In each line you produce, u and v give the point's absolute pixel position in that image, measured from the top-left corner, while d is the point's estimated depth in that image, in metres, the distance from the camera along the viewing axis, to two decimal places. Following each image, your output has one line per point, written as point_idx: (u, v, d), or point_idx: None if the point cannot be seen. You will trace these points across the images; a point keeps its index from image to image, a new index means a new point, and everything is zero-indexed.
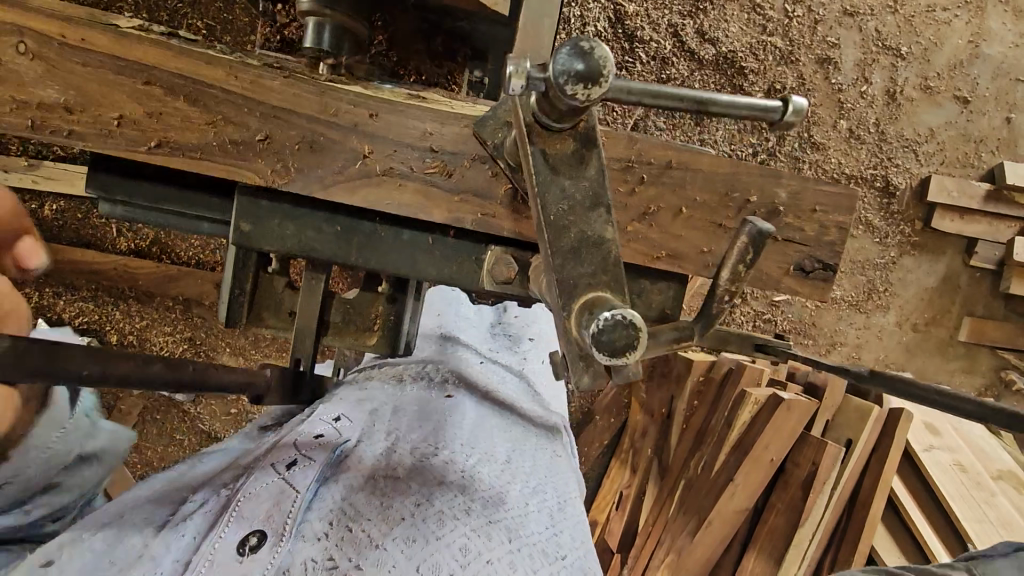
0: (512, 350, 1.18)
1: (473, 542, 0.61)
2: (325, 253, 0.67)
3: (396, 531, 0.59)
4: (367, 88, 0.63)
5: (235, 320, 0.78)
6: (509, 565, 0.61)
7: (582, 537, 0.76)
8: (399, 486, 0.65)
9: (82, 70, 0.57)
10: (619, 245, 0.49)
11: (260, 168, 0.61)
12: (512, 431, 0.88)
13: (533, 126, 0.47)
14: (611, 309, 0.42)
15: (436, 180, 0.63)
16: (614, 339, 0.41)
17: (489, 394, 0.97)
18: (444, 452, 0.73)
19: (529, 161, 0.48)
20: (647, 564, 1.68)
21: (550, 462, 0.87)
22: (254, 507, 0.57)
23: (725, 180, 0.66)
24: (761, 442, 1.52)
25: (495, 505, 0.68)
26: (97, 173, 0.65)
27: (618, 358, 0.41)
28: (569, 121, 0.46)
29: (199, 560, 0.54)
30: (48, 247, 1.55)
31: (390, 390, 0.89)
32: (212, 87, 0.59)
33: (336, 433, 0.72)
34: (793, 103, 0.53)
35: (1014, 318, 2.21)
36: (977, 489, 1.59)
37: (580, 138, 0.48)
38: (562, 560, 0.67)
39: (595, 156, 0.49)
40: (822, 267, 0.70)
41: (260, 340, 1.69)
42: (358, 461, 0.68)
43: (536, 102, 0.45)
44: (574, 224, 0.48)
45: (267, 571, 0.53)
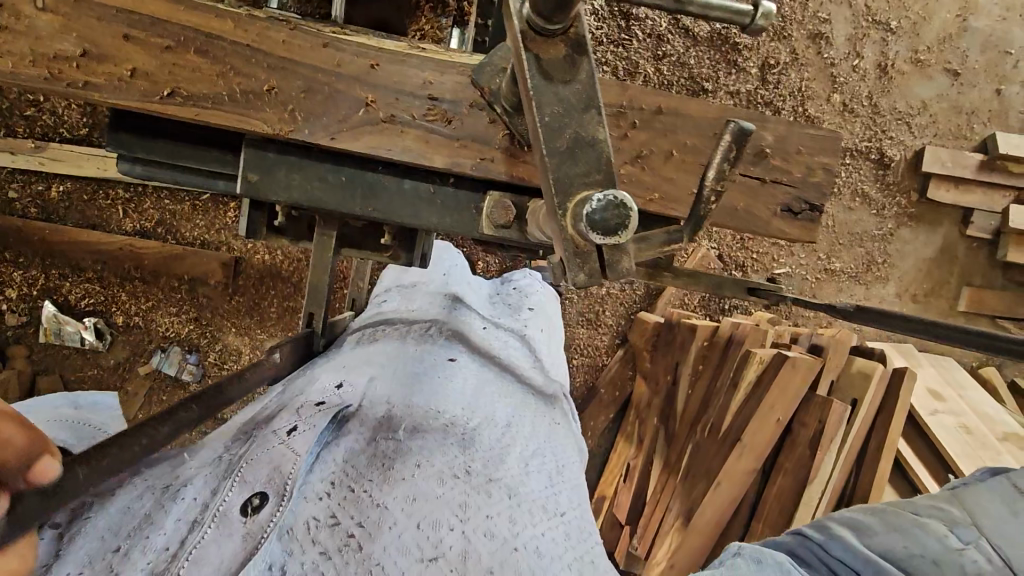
0: (512, 317, 1.19)
1: (472, 500, 0.63)
2: (331, 202, 0.69)
3: (396, 490, 0.61)
4: (370, 40, 0.66)
5: (254, 233, 0.79)
6: (508, 520, 0.63)
7: (579, 499, 0.80)
8: (399, 446, 0.67)
9: (98, 25, 0.60)
10: (612, 145, 0.49)
11: (267, 118, 0.63)
12: (512, 395, 0.90)
13: (527, 31, 0.48)
14: (603, 193, 0.46)
15: (436, 126, 0.66)
16: (607, 218, 0.45)
17: (490, 359, 0.98)
18: (444, 414, 0.75)
19: (522, 66, 0.49)
20: (656, 531, 1.71)
21: (550, 428, 0.89)
22: (255, 471, 0.57)
23: (713, 124, 0.69)
24: (764, 404, 1.54)
25: (495, 464, 0.70)
26: (114, 131, 0.67)
27: (611, 236, 0.45)
28: (560, 22, 0.47)
29: (202, 520, 0.54)
30: (54, 227, 1.58)
31: (391, 350, 0.91)
32: (221, 39, 0.62)
33: (337, 398, 0.73)
34: (764, 8, 0.55)
35: (1012, 287, 2.22)
36: (983, 449, 1.62)
37: (572, 43, 0.50)
38: (559, 515, 0.70)
39: (586, 60, 0.50)
40: (809, 209, 0.72)
41: (265, 320, 1.72)
42: (360, 423, 0.70)
43: (529, 5, 0.47)
44: (568, 126, 0.49)
45: (269, 530, 0.54)
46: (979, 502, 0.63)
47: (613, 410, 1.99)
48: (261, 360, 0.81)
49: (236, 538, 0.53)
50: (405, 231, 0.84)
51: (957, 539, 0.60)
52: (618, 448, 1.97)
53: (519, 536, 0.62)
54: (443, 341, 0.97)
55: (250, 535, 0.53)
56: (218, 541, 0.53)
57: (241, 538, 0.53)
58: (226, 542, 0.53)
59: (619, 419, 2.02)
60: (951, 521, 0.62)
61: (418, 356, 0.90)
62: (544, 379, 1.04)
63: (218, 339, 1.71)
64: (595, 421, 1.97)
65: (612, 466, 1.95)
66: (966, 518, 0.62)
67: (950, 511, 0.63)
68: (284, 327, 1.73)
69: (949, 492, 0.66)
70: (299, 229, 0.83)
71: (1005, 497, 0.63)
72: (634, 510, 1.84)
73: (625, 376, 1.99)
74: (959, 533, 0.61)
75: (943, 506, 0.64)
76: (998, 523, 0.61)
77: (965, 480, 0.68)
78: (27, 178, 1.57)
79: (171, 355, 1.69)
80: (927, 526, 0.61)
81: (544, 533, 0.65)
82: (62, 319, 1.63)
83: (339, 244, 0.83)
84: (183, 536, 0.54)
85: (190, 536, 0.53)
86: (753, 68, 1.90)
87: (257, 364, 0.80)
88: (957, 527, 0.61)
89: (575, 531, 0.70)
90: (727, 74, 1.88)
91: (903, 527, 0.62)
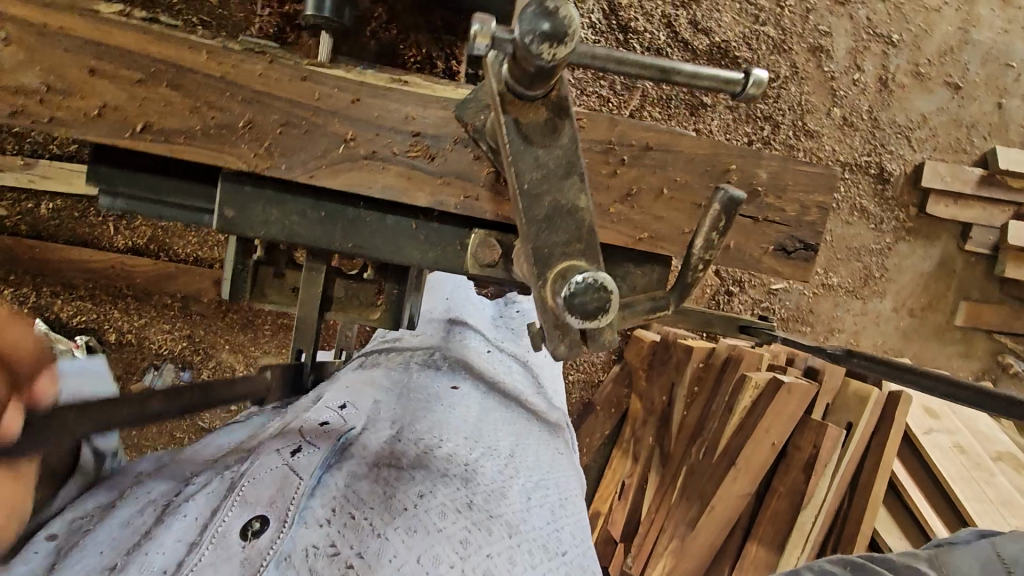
0: (515, 342, 1.19)
1: (473, 537, 0.60)
2: (310, 237, 0.67)
3: (398, 521, 0.58)
4: (348, 72, 0.63)
5: (238, 297, 0.81)
6: (508, 561, 0.60)
7: (580, 536, 0.77)
8: (401, 474, 0.64)
9: (61, 56, 0.57)
10: (593, 214, 0.48)
11: (243, 153, 0.61)
12: (515, 424, 0.88)
13: (505, 96, 0.47)
14: (584, 274, 0.43)
15: (419, 163, 0.64)
16: (586, 303, 0.42)
17: (492, 385, 0.97)
18: (447, 443, 0.73)
19: (501, 131, 0.47)
20: (650, 552, 1.69)
21: (552, 459, 0.87)
22: (257, 492, 0.56)
23: (705, 161, 0.67)
24: (759, 428, 1.52)
25: (496, 500, 0.67)
26: (94, 165, 0.65)
27: (590, 321, 0.43)
28: (541, 88, 0.45)
29: (200, 540, 0.53)
30: (42, 245, 1.55)
31: (394, 373, 0.89)
32: (193, 72, 0.59)
33: (340, 418, 0.72)
34: (753, 77, 0.55)
35: (1009, 302, 2.21)
36: (976, 469, 1.61)
37: (553, 107, 0.48)
38: (559, 555, 0.67)
39: (568, 123, 0.48)
40: (804, 248, 0.70)
41: (260, 336, 1.70)
42: (364, 447, 0.67)
43: (508, 70, 0.45)
44: (548, 192, 0.48)
45: (270, 557, 0.52)
46: (957, 564, 0.61)
47: (609, 426, 1.97)
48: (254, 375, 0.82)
49: (234, 562, 0.51)
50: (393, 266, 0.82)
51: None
52: (613, 464, 1.95)
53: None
54: (445, 367, 0.95)
55: (249, 561, 0.52)
56: (215, 565, 0.51)
57: (240, 564, 0.51)
58: (223, 566, 0.51)
59: (615, 435, 2.00)
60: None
61: (418, 381, 0.88)
62: (544, 409, 1.01)
63: (212, 357, 1.68)
64: (591, 438, 1.95)
65: (607, 482, 1.94)
66: None
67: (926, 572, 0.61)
68: (279, 343, 1.71)
69: (932, 552, 0.65)
70: (280, 260, 0.82)
71: (982, 559, 0.60)
72: (629, 527, 1.82)
73: (621, 394, 1.96)
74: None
75: (918, 567, 0.62)
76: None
77: (953, 540, 0.67)
78: (16, 196, 1.54)
79: (164, 373, 1.67)
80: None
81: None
82: (53, 337, 1.59)
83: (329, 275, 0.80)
84: (180, 558, 0.52)
85: (186, 558, 0.51)
86: None
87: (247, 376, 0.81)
88: None
89: (574, 573, 0.68)
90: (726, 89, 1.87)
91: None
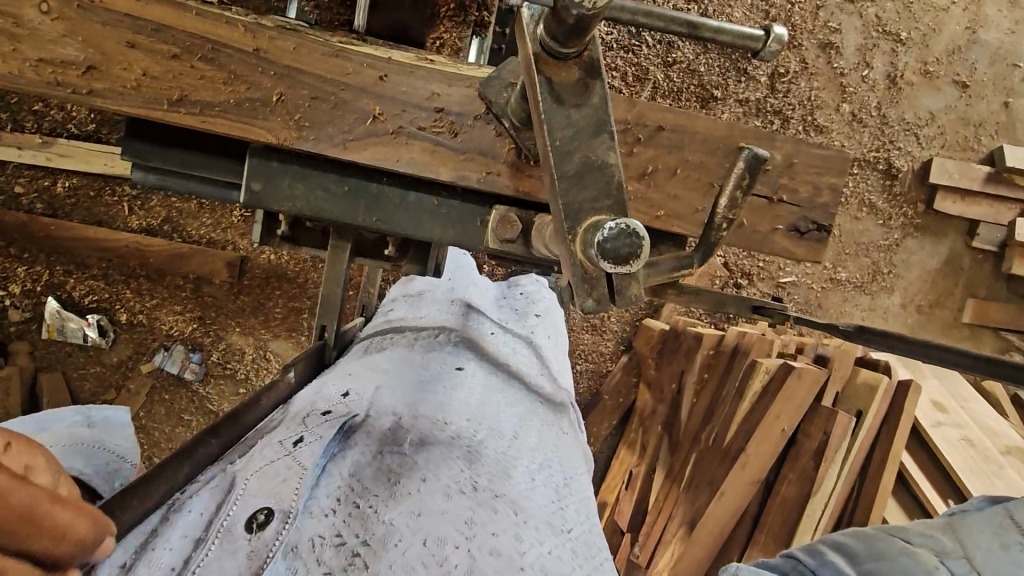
0: (520, 321, 1.17)
1: (478, 516, 0.62)
2: (335, 212, 0.69)
3: (402, 505, 0.60)
4: (377, 49, 0.65)
5: (266, 239, 0.81)
6: (515, 538, 0.62)
7: (586, 513, 0.78)
8: (405, 460, 0.66)
9: (100, 30, 0.59)
10: (622, 170, 0.49)
11: (273, 127, 0.63)
12: (517, 404, 0.89)
13: (539, 55, 0.49)
14: (614, 221, 0.45)
15: (442, 138, 0.65)
16: (618, 247, 0.44)
17: (496, 366, 0.97)
18: (452, 425, 0.75)
19: (535, 91, 0.49)
20: (659, 539, 1.70)
21: (555, 438, 0.88)
22: (263, 484, 0.58)
23: (721, 141, 0.69)
24: (772, 410, 1.53)
25: (502, 479, 0.69)
26: (130, 141, 0.67)
27: (622, 266, 0.44)
28: (575, 45, 0.48)
29: (206, 536, 0.55)
30: (58, 224, 1.58)
31: (399, 356, 0.89)
32: (226, 47, 0.61)
33: (343, 407, 0.73)
34: (775, 33, 0.57)
35: (1017, 299, 2.21)
36: (986, 462, 1.61)
37: (584, 68, 0.50)
38: (565, 531, 0.69)
39: (598, 84, 0.50)
40: (817, 228, 0.72)
41: (270, 319, 1.72)
42: (367, 433, 0.69)
43: (543, 27, 0.48)
44: (578, 149, 0.49)
45: (276, 548, 0.54)
46: (971, 532, 0.67)
47: (616, 417, 1.98)
48: (276, 379, 0.80)
49: (240, 556, 0.54)
50: (417, 246, 0.84)
51: (944, 568, 0.64)
52: (620, 455, 1.96)
53: (525, 555, 0.60)
54: (449, 350, 0.96)
55: (254, 554, 0.54)
56: (221, 558, 0.54)
57: (246, 558, 0.54)
58: (230, 559, 0.54)
59: (621, 426, 2.01)
60: (941, 552, 0.66)
61: (423, 364, 0.89)
62: (549, 390, 1.01)
63: (221, 339, 1.71)
64: (597, 427, 1.97)
65: (614, 472, 1.94)
66: (958, 550, 0.66)
67: (941, 541, 0.67)
68: (289, 327, 1.73)
69: (946, 519, 0.71)
70: (312, 238, 0.83)
71: (996, 526, 0.65)
72: (636, 516, 1.83)
73: (629, 383, 1.98)
74: (948, 565, 0.64)
75: (936, 536, 0.68)
76: (991, 555, 0.64)
77: (964, 508, 0.72)
78: (34, 174, 1.56)
79: (174, 354, 1.69)
80: (915, 555, 0.66)
81: (550, 551, 0.64)
82: (65, 316, 1.63)
83: (354, 253, 0.82)
84: (186, 554, 0.54)
85: (195, 553, 0.54)
86: (762, 76, 1.89)
87: (273, 385, 0.79)
88: (945, 555, 0.65)
89: (581, 548, 0.69)
90: (736, 83, 1.88)
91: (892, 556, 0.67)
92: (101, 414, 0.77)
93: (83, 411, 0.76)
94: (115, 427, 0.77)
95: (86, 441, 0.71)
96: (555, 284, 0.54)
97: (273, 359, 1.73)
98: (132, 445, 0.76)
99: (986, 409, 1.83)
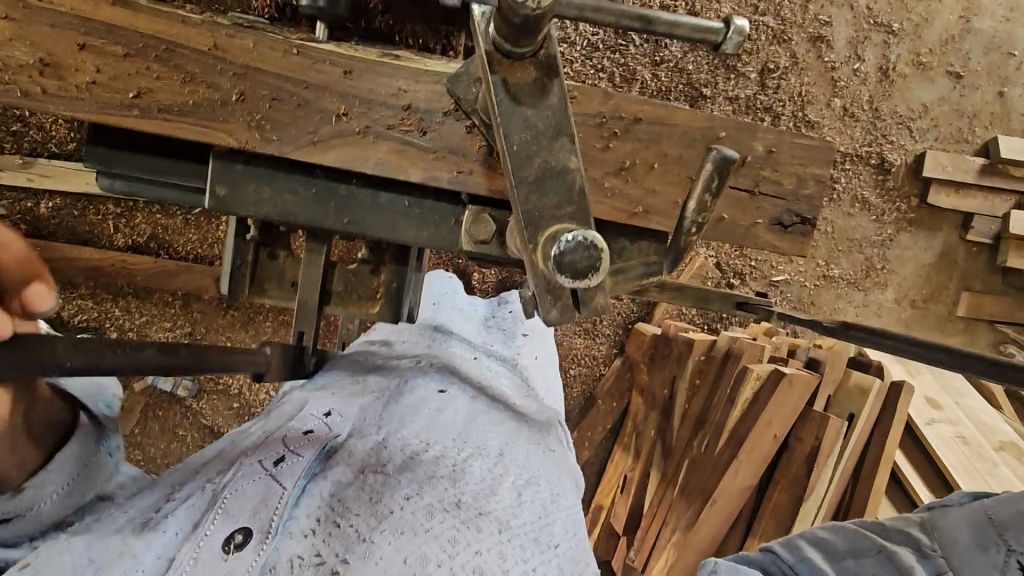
0: (505, 342, 1.15)
1: (462, 535, 0.58)
2: (303, 215, 0.67)
3: (384, 524, 0.57)
4: (341, 47, 0.63)
5: (237, 293, 0.80)
6: (499, 557, 0.58)
7: (574, 531, 0.73)
8: (388, 478, 0.63)
9: (48, 32, 0.56)
10: (583, 174, 0.49)
11: (235, 130, 0.61)
12: (506, 423, 0.86)
13: (493, 55, 0.48)
14: (573, 233, 0.44)
15: (411, 137, 0.63)
16: (575, 261, 0.43)
17: (482, 391, 0.93)
18: (435, 446, 0.71)
19: (490, 91, 0.48)
20: (653, 546, 1.67)
21: (544, 456, 0.84)
22: (240, 504, 0.56)
23: (701, 133, 0.67)
24: (762, 418, 1.48)
25: (485, 497, 0.65)
26: (93, 148, 0.65)
27: (581, 279, 0.43)
28: (527, 43, 0.46)
29: (178, 560, 0.53)
30: (43, 245, 1.55)
31: (384, 378, 0.87)
32: (182, 47, 0.59)
33: (325, 429, 0.71)
34: (736, 25, 0.54)
35: (1012, 292, 2.19)
36: (980, 460, 1.57)
37: (541, 66, 0.49)
38: (552, 550, 0.65)
39: (556, 83, 0.49)
40: (801, 221, 0.70)
41: (260, 332, 1.69)
42: (349, 455, 0.66)
43: (494, 27, 0.46)
44: (538, 155, 0.49)
45: (253, 569, 0.52)
46: (949, 529, 0.64)
47: (612, 420, 1.96)
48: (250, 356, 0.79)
49: (215, 575, 0.52)
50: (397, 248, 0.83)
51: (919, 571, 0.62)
52: (615, 459, 1.95)
53: (510, 573, 0.57)
54: (435, 368, 0.93)
55: (232, 573, 0.52)
56: None
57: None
58: None
59: (617, 428, 1.99)
60: (918, 550, 0.64)
61: (408, 384, 0.86)
62: (535, 409, 0.98)
63: None
64: (592, 431, 1.95)
65: (609, 476, 1.94)
66: (935, 549, 0.63)
67: (919, 540, 0.65)
68: (278, 338, 1.70)
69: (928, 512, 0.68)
70: (278, 240, 0.81)
71: (977, 527, 0.61)
72: (631, 521, 1.81)
73: (624, 386, 1.96)
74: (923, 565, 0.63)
75: (912, 532, 0.66)
76: (968, 554, 0.61)
77: (946, 502, 0.69)
78: (16, 196, 1.54)
79: None
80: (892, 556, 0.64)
81: (534, 569, 0.60)
82: None
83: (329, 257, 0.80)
84: (161, 573, 0.53)
85: (166, 574, 0.53)
86: (752, 73, 1.88)
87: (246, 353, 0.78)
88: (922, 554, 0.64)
89: (566, 566, 0.65)
90: (727, 79, 1.86)
91: (869, 555, 0.66)
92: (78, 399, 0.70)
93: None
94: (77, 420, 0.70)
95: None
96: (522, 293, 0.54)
97: None
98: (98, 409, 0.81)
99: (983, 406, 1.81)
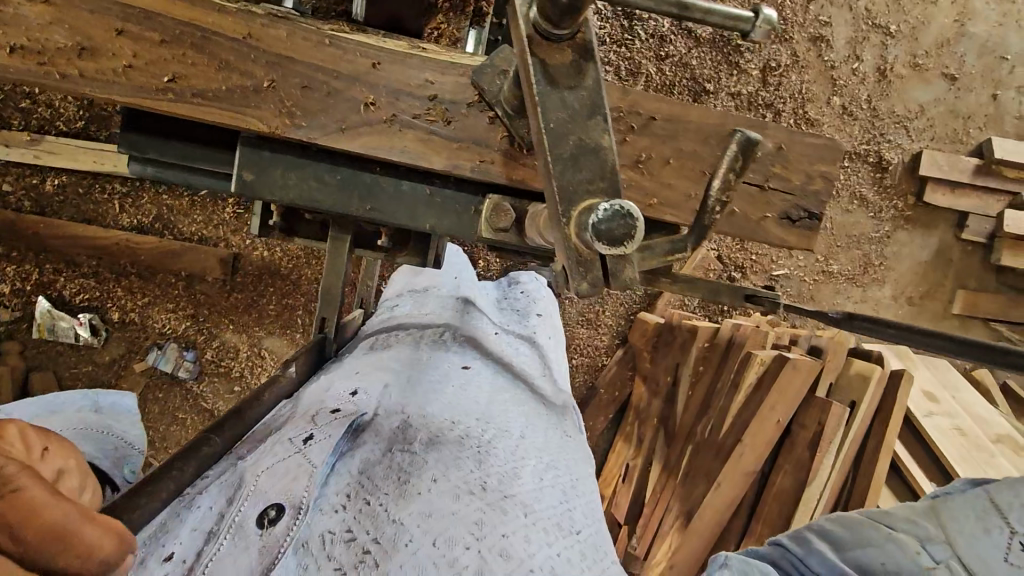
0: (520, 323, 1.15)
1: (489, 517, 0.59)
2: (327, 200, 0.68)
3: (412, 505, 0.58)
4: (368, 38, 0.65)
5: (265, 232, 0.82)
6: (524, 540, 0.59)
7: (593, 518, 0.75)
8: (415, 459, 0.64)
9: (88, 18, 0.58)
10: (616, 153, 0.50)
11: (266, 117, 0.62)
12: (525, 405, 0.87)
13: (533, 36, 0.48)
14: (609, 203, 0.46)
15: (435, 127, 0.65)
16: (612, 230, 0.46)
17: (506, 367, 0.96)
18: (460, 424, 0.72)
19: (528, 71, 0.49)
20: (656, 531, 1.70)
21: (561, 440, 0.86)
22: (272, 480, 0.56)
23: (714, 130, 0.69)
24: (766, 403, 1.54)
25: (510, 480, 0.66)
26: (126, 134, 0.67)
27: (616, 246, 0.46)
28: (570, 26, 0.47)
29: (219, 530, 0.54)
30: (46, 222, 1.56)
31: (406, 355, 0.89)
32: (218, 36, 0.60)
33: (352, 405, 0.71)
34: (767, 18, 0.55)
35: (1005, 290, 2.23)
36: (977, 450, 1.62)
37: (579, 50, 0.49)
38: (574, 534, 0.66)
39: (592, 67, 0.50)
40: (808, 217, 0.72)
41: (264, 317, 1.71)
42: (376, 433, 0.68)
43: (537, 10, 0.47)
44: (573, 133, 0.49)
45: (286, 544, 0.52)
46: (952, 512, 0.62)
47: (612, 410, 1.99)
48: (277, 375, 0.80)
49: (252, 551, 0.52)
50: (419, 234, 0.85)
51: (925, 556, 0.59)
52: (617, 448, 1.97)
53: (535, 557, 0.58)
54: (454, 349, 0.94)
55: (267, 549, 0.52)
56: (234, 554, 0.52)
57: (257, 553, 0.52)
58: (243, 555, 0.51)
59: (618, 419, 2.02)
60: (924, 537, 0.60)
61: (429, 363, 0.88)
62: (552, 390, 1.00)
63: (216, 337, 1.70)
64: (593, 421, 1.98)
65: (611, 465, 1.96)
66: (941, 536, 0.60)
67: (923, 525, 0.61)
68: (283, 324, 1.72)
69: (930, 502, 0.65)
70: (311, 231, 0.84)
71: (977, 509, 0.60)
72: (632, 509, 1.84)
73: (625, 376, 1.99)
74: (930, 550, 0.59)
75: (919, 521, 0.62)
76: (974, 538, 0.59)
77: (946, 490, 0.66)
78: (21, 171, 1.55)
79: (168, 352, 1.68)
80: (899, 541, 0.60)
81: (560, 554, 0.61)
82: (56, 314, 1.61)
83: (353, 244, 0.82)
84: (199, 547, 0.53)
85: (207, 547, 0.52)
86: (754, 71, 1.89)
87: (274, 380, 0.79)
88: (929, 540, 0.60)
89: (589, 551, 0.66)
90: (728, 76, 1.88)
91: (877, 544, 0.61)
92: (108, 400, 0.87)
93: (91, 396, 0.87)
94: (120, 414, 0.85)
95: (93, 423, 0.78)
96: (550, 269, 0.55)
97: (268, 357, 1.72)
98: (137, 428, 0.84)
99: (977, 400, 1.86)
